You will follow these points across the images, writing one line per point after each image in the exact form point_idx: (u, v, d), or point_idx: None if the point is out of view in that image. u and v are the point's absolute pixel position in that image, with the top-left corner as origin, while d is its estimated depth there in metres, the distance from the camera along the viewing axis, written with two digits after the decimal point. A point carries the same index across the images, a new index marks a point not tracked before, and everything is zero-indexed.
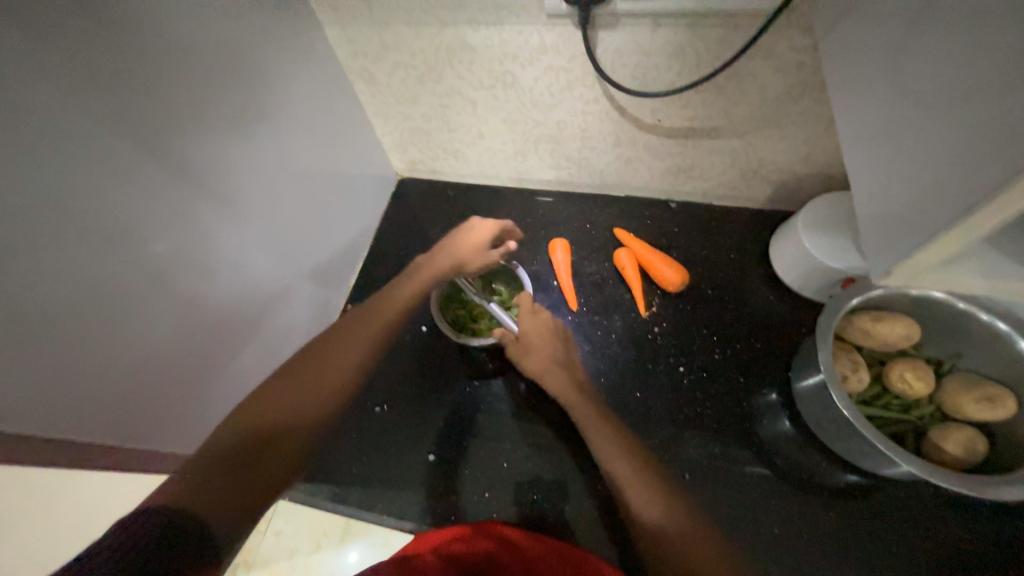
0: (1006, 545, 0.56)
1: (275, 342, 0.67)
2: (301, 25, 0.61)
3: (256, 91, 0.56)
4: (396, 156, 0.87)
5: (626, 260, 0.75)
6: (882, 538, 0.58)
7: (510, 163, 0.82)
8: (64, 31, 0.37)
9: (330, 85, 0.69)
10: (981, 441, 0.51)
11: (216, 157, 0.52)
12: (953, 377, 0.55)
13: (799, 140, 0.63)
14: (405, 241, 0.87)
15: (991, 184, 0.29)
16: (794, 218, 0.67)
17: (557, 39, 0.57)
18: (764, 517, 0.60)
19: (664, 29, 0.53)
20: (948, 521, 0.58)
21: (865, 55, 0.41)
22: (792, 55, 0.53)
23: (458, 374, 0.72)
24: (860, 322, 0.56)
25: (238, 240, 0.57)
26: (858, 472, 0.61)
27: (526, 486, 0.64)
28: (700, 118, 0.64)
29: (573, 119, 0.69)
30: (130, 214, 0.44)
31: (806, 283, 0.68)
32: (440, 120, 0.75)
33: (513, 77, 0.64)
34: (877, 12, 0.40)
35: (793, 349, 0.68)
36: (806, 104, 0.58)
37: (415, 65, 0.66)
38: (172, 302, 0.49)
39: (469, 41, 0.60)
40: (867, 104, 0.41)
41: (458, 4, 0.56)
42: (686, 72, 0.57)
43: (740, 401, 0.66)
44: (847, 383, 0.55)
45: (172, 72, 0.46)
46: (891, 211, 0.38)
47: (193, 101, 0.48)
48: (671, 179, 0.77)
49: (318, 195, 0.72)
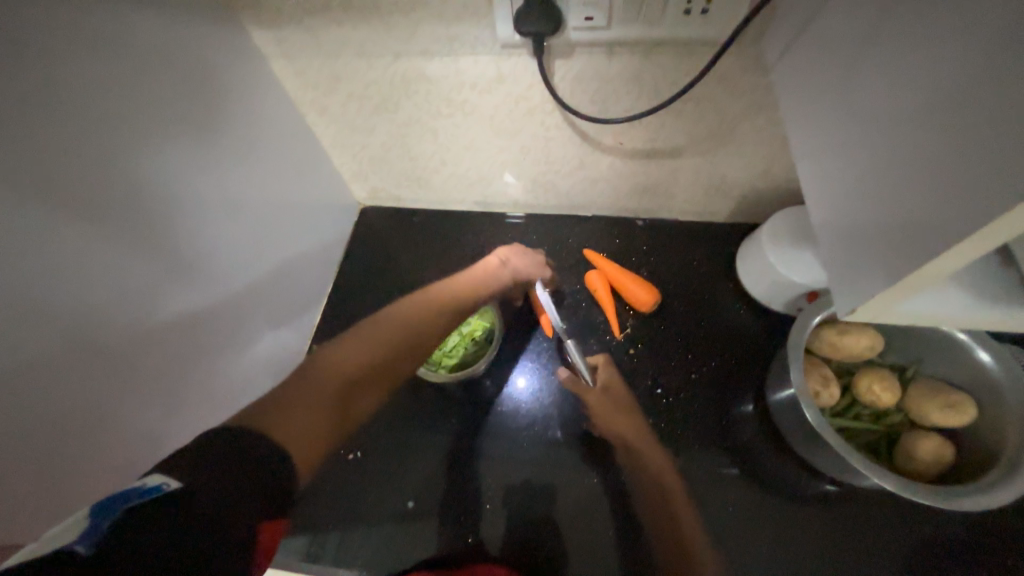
0: (976, 540, 0.58)
1: (234, 395, 0.63)
2: (245, 60, 0.58)
3: (199, 133, 0.53)
4: (357, 185, 0.85)
5: (598, 282, 0.74)
6: (861, 547, 0.59)
7: (475, 188, 0.80)
8: None
9: (281, 119, 0.66)
10: (948, 447, 0.53)
11: (155, 208, 0.48)
12: (917, 384, 0.56)
13: (758, 158, 0.65)
14: (371, 272, 0.85)
15: (945, 224, 0.29)
16: (758, 233, 0.68)
17: (514, 68, 0.56)
18: (748, 535, 0.60)
19: (620, 57, 0.53)
20: (922, 522, 0.59)
21: (818, 84, 0.42)
22: (746, 78, 0.54)
23: (433, 410, 0.70)
24: (826, 336, 0.57)
25: (187, 292, 0.54)
26: (835, 481, 0.62)
27: (510, 524, 0.62)
28: (661, 139, 0.64)
29: (536, 144, 0.68)
30: (53, 284, 0.40)
31: (774, 296, 0.69)
32: (401, 149, 0.73)
33: (472, 106, 0.63)
34: (825, 43, 0.41)
35: (765, 360, 0.69)
36: (762, 124, 0.59)
37: (370, 97, 0.64)
38: (112, 371, 0.45)
39: (424, 72, 0.59)
40: (822, 133, 0.41)
41: (409, 36, 0.54)
42: (645, 97, 0.57)
43: (717, 416, 0.66)
44: (819, 399, 0.56)
45: (98, 124, 0.42)
46: (845, 240, 0.38)
47: (123, 150, 0.44)
48: (637, 198, 0.77)
49: (275, 234, 0.68)
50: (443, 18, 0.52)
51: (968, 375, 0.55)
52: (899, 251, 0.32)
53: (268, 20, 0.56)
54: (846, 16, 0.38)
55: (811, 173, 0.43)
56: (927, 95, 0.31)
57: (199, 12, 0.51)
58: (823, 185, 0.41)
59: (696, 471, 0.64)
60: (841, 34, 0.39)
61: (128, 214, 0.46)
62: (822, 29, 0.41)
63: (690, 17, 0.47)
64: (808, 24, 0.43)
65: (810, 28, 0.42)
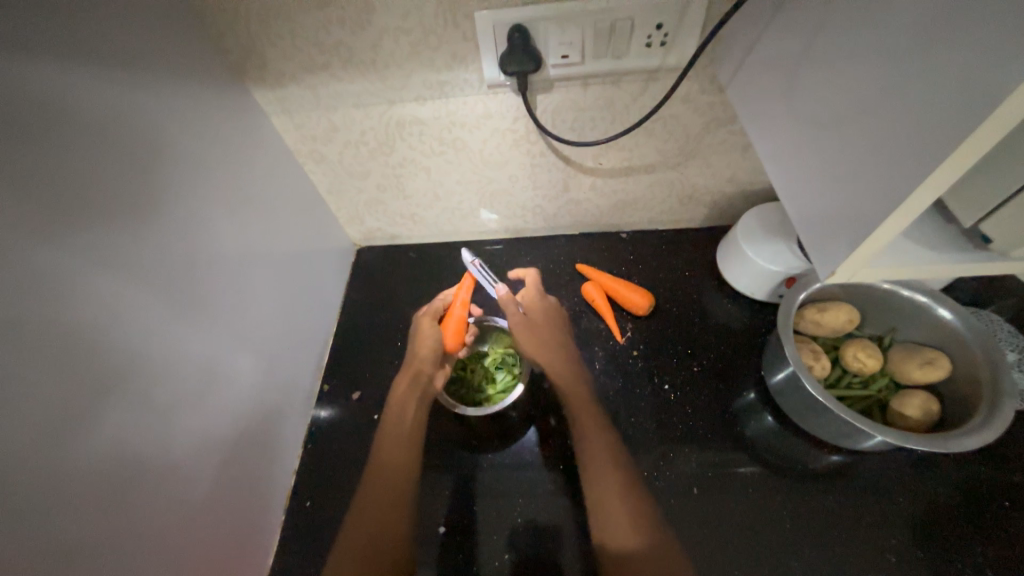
0: (978, 491, 0.62)
1: (249, 440, 0.63)
2: (248, 117, 0.62)
3: (209, 186, 0.56)
4: (353, 227, 0.89)
5: (594, 293, 0.79)
6: (876, 511, 0.62)
7: (468, 219, 0.85)
8: (3, 157, 0.35)
9: (281, 170, 0.70)
10: (933, 401, 0.58)
11: (174, 259, 0.50)
12: (896, 350, 0.62)
13: (723, 165, 0.72)
14: (374, 312, 0.88)
15: (883, 191, 0.35)
16: (733, 232, 0.75)
17: (499, 104, 0.62)
18: (770, 514, 0.62)
19: (593, 87, 0.60)
20: (927, 479, 0.63)
21: (769, 93, 0.49)
22: (704, 97, 0.62)
23: (452, 438, 0.72)
24: (809, 315, 0.63)
25: (206, 339, 0.55)
26: (839, 451, 0.66)
27: (541, 538, 0.64)
28: (635, 157, 0.71)
29: (523, 172, 0.74)
30: (87, 333, 0.41)
31: (756, 287, 0.75)
32: (395, 188, 0.78)
33: (462, 142, 0.68)
34: (768, 60, 0.48)
35: (758, 348, 0.74)
36: (723, 134, 0.67)
37: (366, 142, 0.69)
38: (140, 417, 0.46)
39: (417, 115, 0.64)
40: (778, 134, 0.48)
41: (403, 84, 0.60)
42: (618, 120, 0.64)
43: (723, 405, 0.70)
44: (813, 371, 0.61)
45: (124, 181, 0.45)
46: (812, 218, 0.44)
47: (144, 206, 0.47)
48: (618, 213, 0.84)
49: (281, 279, 0.71)
50: (433, 66, 0.58)
51: (936, 334, 0.61)
52: (859, 218, 0.38)
53: (271, 80, 0.61)
54: (782, 38, 0.46)
55: (775, 167, 0.49)
56: (859, 89, 0.37)
57: (208, 77, 0.55)
58: (786, 176, 0.48)
59: (711, 461, 0.66)
60: (782, 51, 0.46)
61: (153, 266, 0.48)
62: (764, 49, 0.49)
63: (651, 49, 0.55)
64: (750, 47, 0.51)
65: (753, 50, 0.50)
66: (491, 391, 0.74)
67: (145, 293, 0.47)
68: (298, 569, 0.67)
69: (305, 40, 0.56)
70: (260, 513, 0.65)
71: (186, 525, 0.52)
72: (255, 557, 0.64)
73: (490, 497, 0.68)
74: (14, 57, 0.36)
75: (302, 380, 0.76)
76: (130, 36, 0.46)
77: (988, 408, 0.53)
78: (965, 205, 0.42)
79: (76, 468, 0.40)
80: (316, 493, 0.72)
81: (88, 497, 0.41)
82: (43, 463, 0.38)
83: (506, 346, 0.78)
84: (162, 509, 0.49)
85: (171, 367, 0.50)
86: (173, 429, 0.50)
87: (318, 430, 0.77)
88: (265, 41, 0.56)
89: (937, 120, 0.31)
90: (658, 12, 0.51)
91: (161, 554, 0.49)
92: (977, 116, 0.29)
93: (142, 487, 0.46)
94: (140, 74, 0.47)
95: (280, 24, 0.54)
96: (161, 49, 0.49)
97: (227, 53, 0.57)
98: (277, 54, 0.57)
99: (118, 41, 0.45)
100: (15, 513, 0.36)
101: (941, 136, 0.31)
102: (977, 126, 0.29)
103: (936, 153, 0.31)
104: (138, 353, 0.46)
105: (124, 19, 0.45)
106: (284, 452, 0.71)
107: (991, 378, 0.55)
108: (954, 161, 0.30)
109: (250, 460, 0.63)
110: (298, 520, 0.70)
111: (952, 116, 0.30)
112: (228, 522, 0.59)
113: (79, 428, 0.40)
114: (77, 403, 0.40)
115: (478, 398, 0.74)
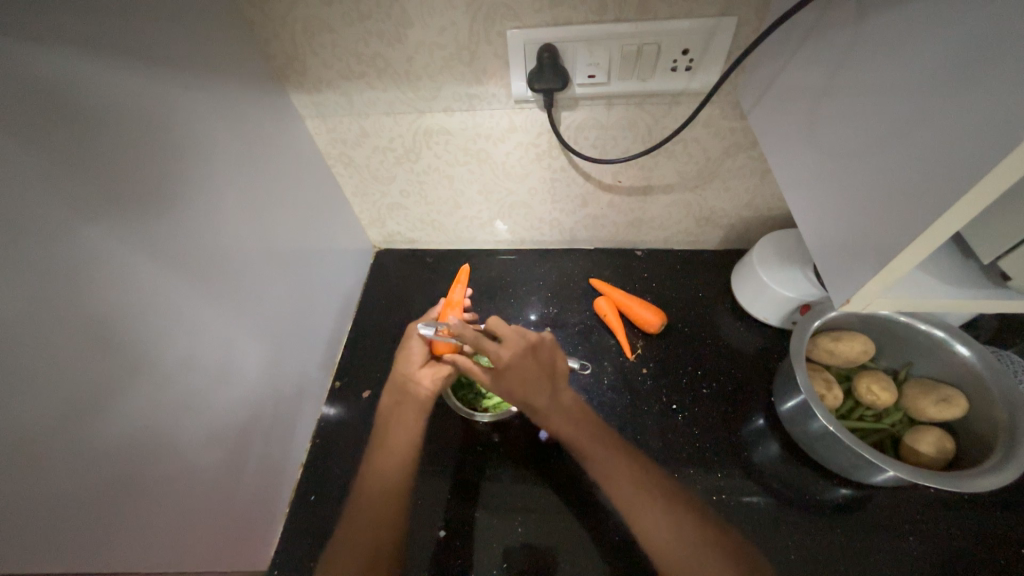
0: (995, 536, 0.60)
1: (258, 431, 0.64)
2: (284, 117, 0.65)
3: (242, 180, 0.59)
4: (374, 230, 0.92)
5: (606, 307, 0.79)
6: (885, 548, 0.60)
7: (486, 228, 0.87)
8: (59, 149, 0.38)
9: (312, 169, 0.73)
10: (948, 439, 0.57)
11: (200, 244, 0.52)
12: (911, 385, 0.62)
13: (741, 190, 0.73)
14: (388, 312, 0.90)
15: (899, 223, 0.35)
16: (749, 256, 0.75)
17: (524, 119, 0.64)
18: (774, 542, 0.61)
19: (618, 107, 0.61)
20: (940, 519, 0.62)
21: (790, 124, 0.50)
22: (725, 122, 0.63)
23: (457, 445, 0.73)
24: (823, 343, 0.63)
25: (225, 327, 0.57)
26: (849, 485, 0.65)
27: (541, 550, 0.64)
28: (655, 177, 0.72)
29: (543, 185, 0.75)
30: (111, 311, 0.43)
31: (769, 312, 0.75)
32: (417, 195, 0.81)
33: (486, 154, 0.71)
34: (790, 92, 0.50)
35: (770, 374, 0.74)
36: (742, 159, 0.68)
37: (394, 149, 0.72)
38: (156, 394, 0.48)
39: (444, 125, 0.67)
40: (796, 163, 0.49)
41: (433, 95, 0.62)
42: (639, 141, 0.66)
43: (731, 429, 0.69)
44: (825, 400, 0.61)
45: (162, 170, 0.47)
46: (829, 243, 0.44)
47: (178, 196, 0.49)
48: (635, 231, 0.85)
49: (302, 276, 0.73)
50: (464, 79, 0.60)
51: (952, 370, 0.61)
52: (875, 247, 0.38)
53: (308, 85, 0.64)
54: (806, 70, 0.47)
55: (792, 195, 0.50)
56: (875, 125, 0.38)
57: (251, 80, 0.59)
58: (802, 205, 0.48)
59: (715, 481, 0.66)
60: (806, 83, 0.47)
61: (179, 249, 0.50)
62: (787, 79, 0.50)
63: (676, 73, 0.56)
64: (775, 77, 0.52)
65: (777, 80, 0.51)
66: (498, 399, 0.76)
67: (169, 275, 0.48)
68: (298, 561, 0.67)
69: (344, 51, 0.59)
70: (266, 505, 0.66)
71: (192, 508, 0.53)
72: (258, 547, 0.65)
73: (494, 506, 0.67)
74: (78, 54, 0.39)
75: (315, 377, 0.78)
76: (183, 40, 0.49)
77: (1005, 451, 0.52)
78: (984, 242, 0.42)
79: (96, 443, 0.42)
80: (320, 488, 0.73)
81: (103, 475, 0.42)
82: (67, 434, 0.39)
83: None
84: (171, 489, 0.50)
85: (191, 355, 0.52)
86: (188, 409, 0.52)
87: (325, 426, 0.78)
88: (307, 49, 0.59)
89: (956, 156, 0.31)
90: (684, 38, 0.53)
91: (169, 532, 0.50)
92: (995, 154, 0.29)
93: (153, 464, 0.48)
94: (189, 74, 0.50)
95: (322, 34, 0.57)
96: (210, 51, 0.53)
97: (271, 58, 0.61)
98: (317, 61, 0.60)
99: (172, 43, 0.48)
100: (35, 479, 0.37)
101: (960, 171, 0.31)
102: (995, 163, 0.29)
103: (951, 188, 0.31)
104: (159, 334, 0.48)
105: (177, 22, 0.48)
106: (294, 447, 0.73)
107: (1009, 419, 0.54)
108: (971, 197, 0.30)
109: (260, 450, 0.65)
110: (299, 512, 0.70)
111: (971, 153, 0.30)
112: (233, 510, 0.60)
113: (99, 402, 0.42)
114: (98, 381, 0.42)
115: (484, 404, 0.76)
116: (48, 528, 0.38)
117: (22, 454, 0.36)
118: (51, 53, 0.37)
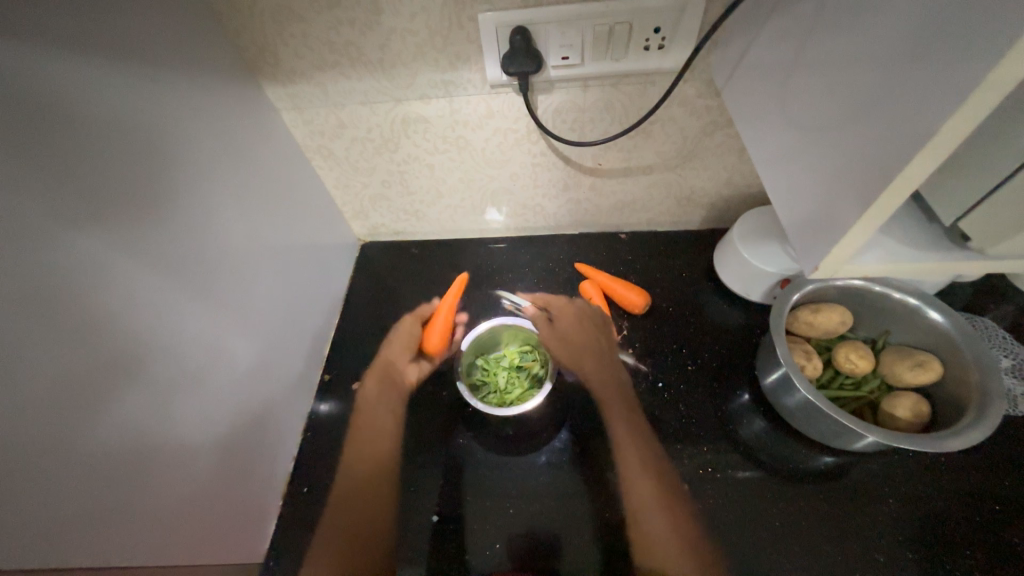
0: (971, 494, 0.62)
1: (248, 424, 0.64)
2: (259, 110, 0.65)
3: (220, 174, 0.58)
4: (358, 223, 0.92)
5: (592, 291, 0.81)
6: (867, 511, 0.62)
7: (470, 217, 0.87)
8: (30, 145, 0.38)
9: (291, 163, 0.73)
10: (924, 403, 0.59)
11: (181, 238, 0.52)
12: (888, 352, 0.63)
13: (720, 168, 0.74)
14: (375, 304, 0.90)
15: (864, 185, 0.36)
16: (729, 234, 0.76)
17: (501, 104, 0.64)
18: (760, 510, 0.63)
19: (593, 89, 0.62)
20: (920, 481, 0.64)
21: (761, 98, 0.50)
22: (701, 100, 0.63)
23: (447, 432, 0.73)
24: (802, 315, 0.64)
25: (210, 321, 0.57)
26: (833, 453, 0.66)
27: (535, 530, 0.65)
28: (635, 158, 0.72)
29: (523, 171, 0.76)
30: (93, 305, 0.42)
31: (751, 288, 0.76)
32: (399, 185, 0.81)
33: (465, 140, 0.71)
34: (759, 65, 0.50)
35: (753, 349, 0.75)
36: (719, 137, 0.68)
37: (372, 139, 0.72)
38: (143, 386, 0.48)
39: (421, 113, 0.67)
40: (768, 136, 0.49)
41: (408, 83, 0.62)
42: (617, 121, 0.66)
43: (717, 404, 0.71)
44: (805, 371, 0.62)
45: (138, 163, 0.47)
46: (801, 213, 0.45)
47: (155, 188, 0.49)
48: (618, 214, 0.85)
49: (286, 269, 0.73)
50: (438, 66, 0.60)
51: (927, 336, 0.62)
52: (842, 212, 0.39)
53: (282, 77, 0.64)
54: (774, 43, 0.47)
55: (765, 168, 0.51)
56: (840, 93, 0.39)
57: (224, 72, 0.58)
58: (774, 177, 0.49)
59: (701, 455, 0.67)
60: (775, 56, 0.48)
61: (159, 242, 0.49)
62: (756, 53, 0.50)
63: (649, 52, 0.57)
64: (745, 52, 0.52)
65: (747, 54, 0.52)
66: (520, 390, 0.73)
67: (151, 268, 0.48)
68: (295, 552, 0.68)
69: (316, 40, 0.58)
70: (259, 498, 0.67)
71: (185, 500, 0.53)
72: (254, 539, 0.65)
73: (487, 490, 0.68)
74: (47, 48, 0.39)
75: (304, 370, 0.78)
76: (152, 32, 0.49)
77: (978, 411, 0.54)
78: (946, 206, 0.43)
79: (86, 437, 0.42)
80: (314, 479, 0.73)
81: (94, 468, 0.42)
82: (56, 431, 0.39)
83: (518, 343, 0.78)
84: (164, 482, 0.50)
85: (178, 349, 0.52)
86: (176, 402, 0.52)
87: (316, 419, 0.78)
88: (278, 40, 0.59)
89: (913, 116, 0.32)
90: (655, 17, 0.53)
91: (163, 524, 0.50)
92: (948, 111, 0.30)
93: (143, 456, 0.48)
94: (158, 67, 0.49)
95: (292, 23, 0.56)
96: (179, 43, 0.52)
97: (243, 50, 0.60)
98: (289, 51, 0.60)
99: (139, 36, 0.47)
100: (23, 472, 0.37)
101: (918, 130, 0.31)
102: (948, 121, 0.30)
103: (910, 148, 0.32)
104: (144, 327, 0.48)
105: (144, 15, 0.48)
106: (286, 441, 0.73)
107: (981, 381, 0.56)
108: (928, 155, 0.31)
109: (251, 442, 0.65)
110: (293, 504, 0.71)
111: (928, 113, 0.31)
112: (226, 502, 0.60)
113: (86, 396, 0.42)
114: (84, 374, 0.42)
115: (508, 400, 0.72)
116: (40, 522, 0.38)
117: (12, 450, 0.36)
118: (18, 47, 0.37)
